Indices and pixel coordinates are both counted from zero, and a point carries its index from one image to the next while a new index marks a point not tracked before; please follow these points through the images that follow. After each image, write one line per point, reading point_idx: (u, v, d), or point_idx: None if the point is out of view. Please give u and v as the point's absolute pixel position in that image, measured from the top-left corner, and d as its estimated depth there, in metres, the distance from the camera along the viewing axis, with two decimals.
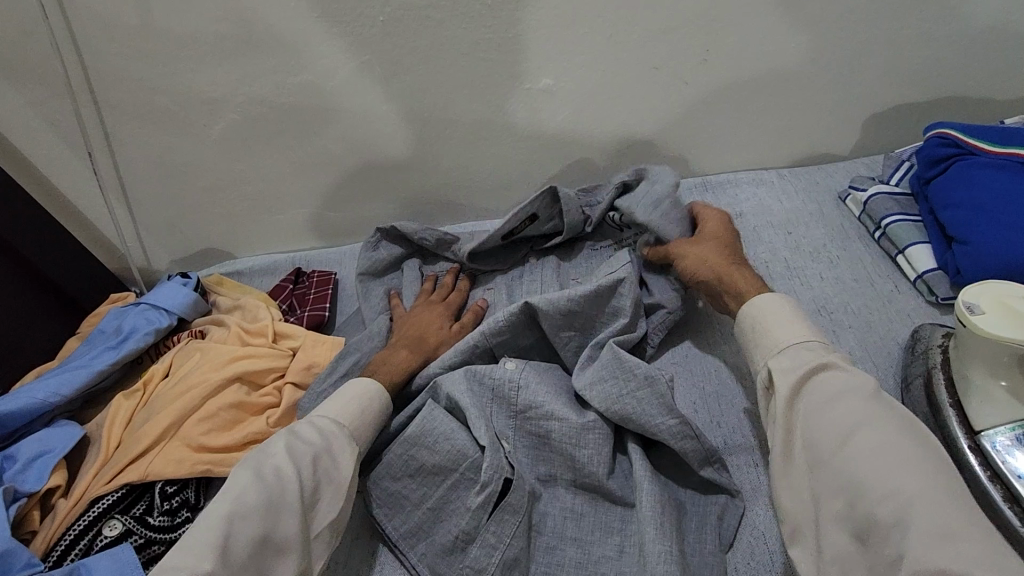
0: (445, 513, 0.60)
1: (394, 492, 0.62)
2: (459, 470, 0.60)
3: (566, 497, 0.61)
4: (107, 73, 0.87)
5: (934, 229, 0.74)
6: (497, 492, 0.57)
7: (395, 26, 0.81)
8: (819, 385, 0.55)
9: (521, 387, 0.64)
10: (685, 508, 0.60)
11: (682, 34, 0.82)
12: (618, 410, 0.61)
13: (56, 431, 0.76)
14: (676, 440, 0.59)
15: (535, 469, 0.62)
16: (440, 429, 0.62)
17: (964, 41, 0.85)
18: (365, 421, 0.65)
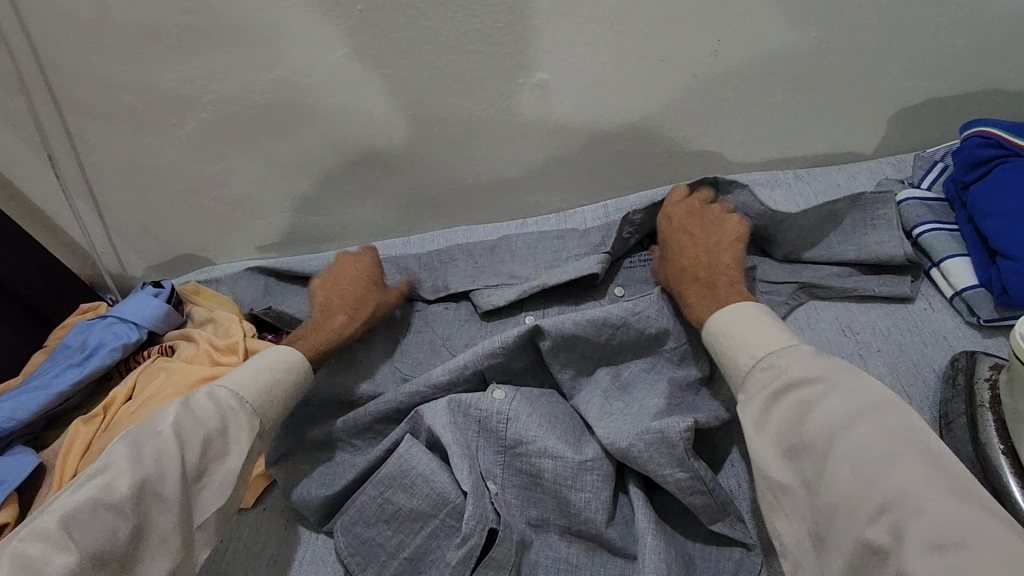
0: (424, 565, 0.53)
1: (368, 540, 0.56)
2: (438, 517, 0.54)
3: (560, 546, 0.55)
4: (63, 68, 0.80)
5: (973, 240, 0.66)
6: (480, 545, 0.51)
7: (375, 15, 0.74)
8: (790, 403, 0.53)
9: (511, 419, 0.57)
10: (694, 564, 0.53)
11: (690, 23, 0.74)
12: (620, 446, 0.54)
13: (7, 460, 0.70)
14: (683, 494, 0.52)
15: (526, 513, 0.56)
16: (418, 470, 0.55)
17: (1002, 28, 0.77)
18: (273, 395, 0.66)
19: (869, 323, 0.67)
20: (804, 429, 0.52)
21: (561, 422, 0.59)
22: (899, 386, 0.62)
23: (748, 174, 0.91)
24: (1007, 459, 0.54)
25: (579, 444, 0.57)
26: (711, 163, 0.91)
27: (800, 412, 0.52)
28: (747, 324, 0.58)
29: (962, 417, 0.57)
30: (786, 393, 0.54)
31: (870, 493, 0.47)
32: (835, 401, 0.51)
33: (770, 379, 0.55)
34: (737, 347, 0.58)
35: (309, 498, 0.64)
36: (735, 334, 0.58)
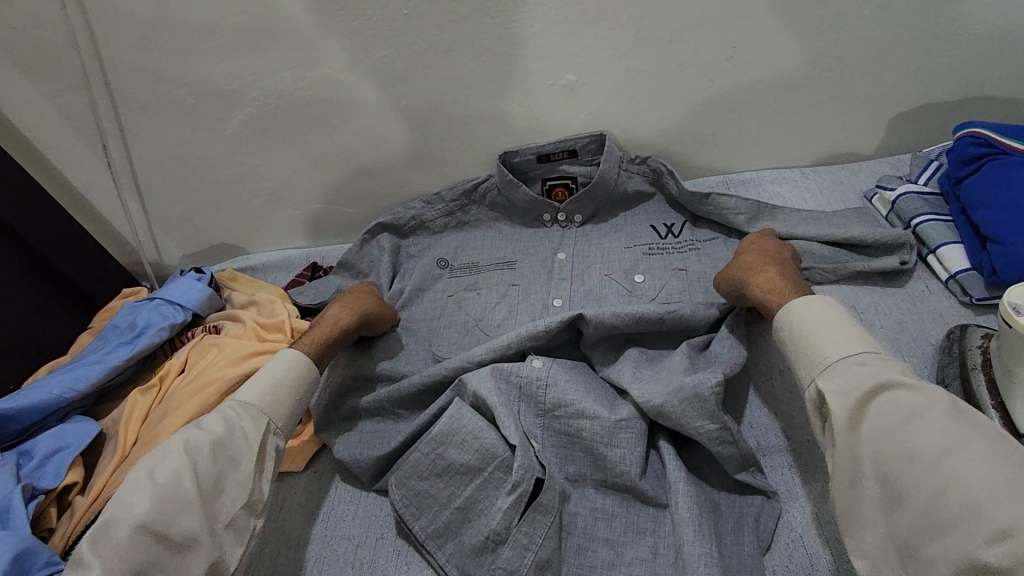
0: (474, 512, 0.60)
1: (422, 492, 0.63)
2: (488, 469, 0.60)
3: (596, 497, 0.61)
4: (122, 64, 0.86)
5: (966, 229, 0.73)
6: (529, 492, 0.58)
7: (418, 19, 0.80)
8: (885, 407, 0.51)
9: (550, 385, 0.63)
10: (720, 510, 0.60)
11: (707, 31, 0.81)
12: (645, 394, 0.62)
13: (71, 427, 0.74)
14: (714, 444, 0.58)
15: (564, 469, 0.62)
16: (467, 429, 0.62)
17: (992, 40, 0.84)
18: (280, 397, 0.69)
19: (872, 304, 0.73)
20: (901, 443, 0.50)
21: (596, 387, 0.65)
22: (900, 359, 0.68)
23: (758, 172, 0.97)
24: (998, 413, 0.58)
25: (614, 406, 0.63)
26: (723, 163, 0.97)
27: (891, 420, 0.51)
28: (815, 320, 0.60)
29: (956, 379, 0.62)
30: (874, 397, 0.53)
31: (977, 515, 0.44)
32: (938, 419, 0.49)
33: (846, 375, 0.55)
34: (815, 344, 0.58)
35: (361, 459, 0.70)
36: (807, 328, 0.59)
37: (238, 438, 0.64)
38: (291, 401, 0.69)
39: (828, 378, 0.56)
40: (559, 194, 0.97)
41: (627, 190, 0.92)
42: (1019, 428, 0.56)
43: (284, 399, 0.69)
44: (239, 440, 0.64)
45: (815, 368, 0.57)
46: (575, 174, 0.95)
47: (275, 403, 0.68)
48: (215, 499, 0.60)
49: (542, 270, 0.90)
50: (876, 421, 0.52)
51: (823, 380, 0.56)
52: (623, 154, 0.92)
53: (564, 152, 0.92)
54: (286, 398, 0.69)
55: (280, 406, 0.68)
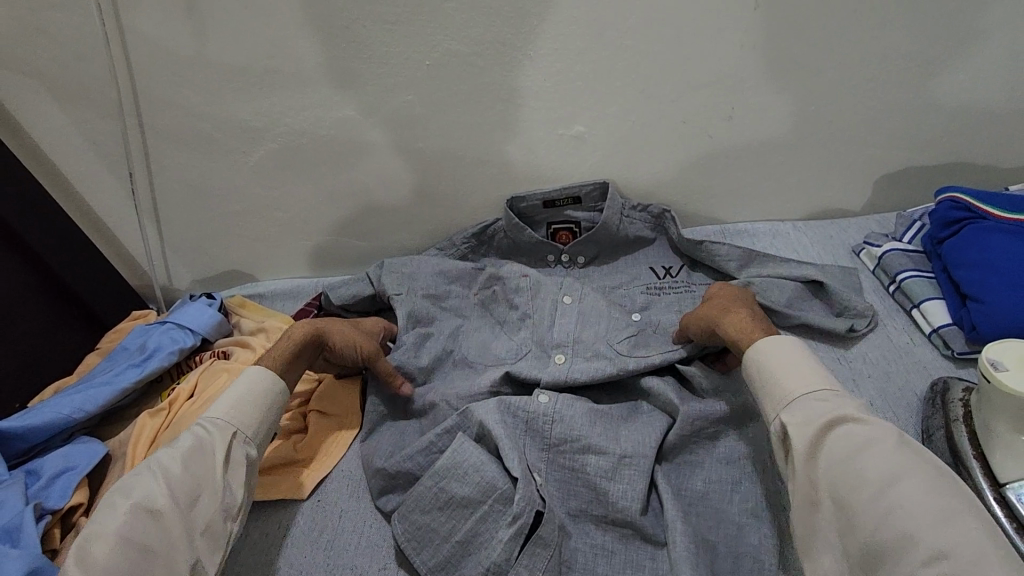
0: (474, 545, 0.62)
1: (422, 526, 0.64)
2: (493, 503, 0.63)
3: (597, 534, 0.64)
4: (154, 98, 0.90)
5: (947, 286, 0.77)
6: (528, 525, 0.61)
7: (439, 69, 0.85)
8: (836, 444, 0.56)
9: (556, 421, 0.68)
10: (716, 550, 0.63)
11: (709, 92, 0.87)
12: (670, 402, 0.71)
13: (78, 447, 0.75)
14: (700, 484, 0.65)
15: (566, 503, 0.65)
16: (469, 461, 0.65)
17: (970, 111, 0.91)
18: (249, 409, 0.69)
19: (860, 354, 0.77)
20: (849, 470, 0.55)
21: (601, 423, 0.68)
22: (887, 408, 0.71)
23: (753, 223, 1.03)
24: (979, 462, 0.61)
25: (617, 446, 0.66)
26: (720, 213, 1.02)
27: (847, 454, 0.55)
28: (774, 355, 0.64)
29: (941, 430, 0.65)
30: (831, 430, 0.57)
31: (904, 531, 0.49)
32: (880, 448, 0.55)
33: (798, 412, 0.60)
34: (778, 381, 0.63)
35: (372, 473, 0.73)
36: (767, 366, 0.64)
37: (204, 451, 0.64)
38: (262, 416, 0.69)
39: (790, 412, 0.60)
40: (564, 237, 1.01)
41: (628, 236, 0.97)
42: (999, 477, 0.59)
43: (251, 412, 0.69)
44: (203, 451, 0.64)
45: (777, 404, 0.62)
46: (580, 220, 0.99)
47: (242, 415, 0.68)
48: (190, 510, 0.61)
49: None
50: (830, 460, 0.56)
51: (786, 414, 0.60)
52: (625, 201, 0.96)
53: (569, 199, 0.97)
54: (255, 410, 0.69)
55: (247, 418, 0.68)
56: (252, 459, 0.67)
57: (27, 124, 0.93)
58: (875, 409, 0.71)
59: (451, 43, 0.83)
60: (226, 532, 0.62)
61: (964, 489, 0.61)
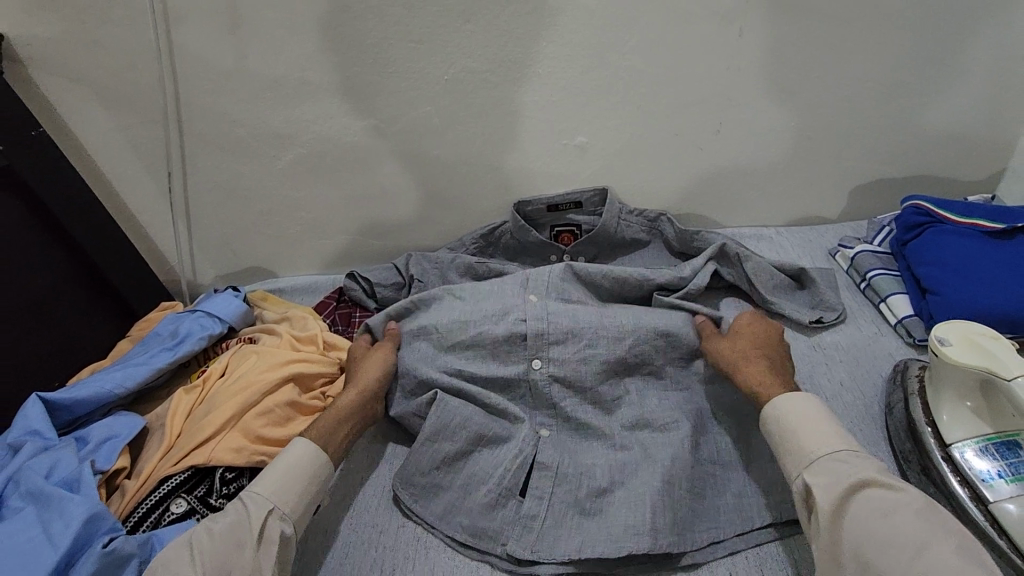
0: (473, 486, 0.75)
1: (427, 485, 0.76)
2: (490, 442, 0.78)
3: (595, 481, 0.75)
4: (195, 105, 0.99)
5: (911, 282, 0.86)
6: (529, 459, 0.76)
7: (457, 84, 0.95)
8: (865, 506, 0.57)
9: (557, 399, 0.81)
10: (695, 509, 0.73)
11: (700, 109, 0.96)
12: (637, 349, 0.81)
13: (120, 418, 0.82)
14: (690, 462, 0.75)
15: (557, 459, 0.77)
16: (449, 422, 0.77)
17: (935, 129, 1.01)
18: (289, 487, 0.67)
19: (833, 342, 0.85)
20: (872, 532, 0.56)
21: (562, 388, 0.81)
22: (856, 388, 0.79)
23: (738, 228, 1.11)
24: (931, 429, 0.68)
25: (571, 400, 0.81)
26: (709, 219, 1.11)
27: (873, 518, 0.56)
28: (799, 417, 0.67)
29: (900, 403, 0.73)
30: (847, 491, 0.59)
31: None
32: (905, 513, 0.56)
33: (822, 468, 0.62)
34: (798, 441, 0.65)
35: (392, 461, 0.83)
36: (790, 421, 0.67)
37: (241, 523, 0.63)
38: (298, 486, 0.68)
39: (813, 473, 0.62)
40: (565, 239, 1.10)
41: (624, 237, 1.05)
42: (946, 438, 0.67)
43: (293, 488, 0.67)
44: (242, 523, 0.63)
45: (801, 465, 0.64)
46: (580, 223, 1.08)
47: (284, 493, 0.66)
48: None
49: None
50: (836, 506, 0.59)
51: (809, 475, 0.63)
52: (623, 206, 1.05)
53: (570, 203, 1.06)
54: (295, 487, 0.67)
55: (288, 495, 0.67)
56: (288, 537, 0.65)
57: (75, 128, 1.01)
58: (845, 389, 0.79)
59: (468, 61, 0.92)
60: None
61: (913, 449, 0.69)
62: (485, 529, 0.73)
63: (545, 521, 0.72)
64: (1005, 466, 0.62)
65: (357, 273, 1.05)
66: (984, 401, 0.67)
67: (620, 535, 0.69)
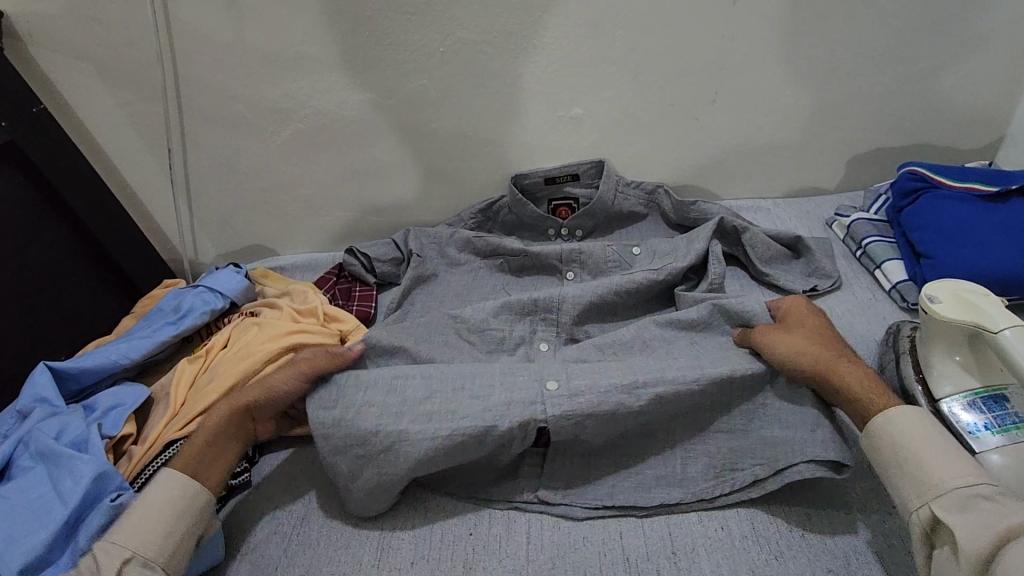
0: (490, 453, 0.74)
1: None
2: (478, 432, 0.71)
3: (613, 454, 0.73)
4: (193, 81, 1.00)
5: (905, 248, 0.87)
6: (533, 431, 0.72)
7: (453, 55, 0.95)
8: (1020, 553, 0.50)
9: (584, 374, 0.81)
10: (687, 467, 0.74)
11: (695, 78, 0.96)
12: (663, 396, 0.70)
13: (125, 388, 0.84)
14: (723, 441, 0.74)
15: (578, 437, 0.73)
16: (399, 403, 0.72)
17: (933, 97, 1.00)
18: (145, 528, 0.60)
19: (829, 309, 0.86)
20: None
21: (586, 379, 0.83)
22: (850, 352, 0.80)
23: (736, 200, 1.12)
24: (920, 386, 0.69)
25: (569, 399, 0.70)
26: (707, 191, 1.11)
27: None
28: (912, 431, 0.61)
29: (892, 362, 0.74)
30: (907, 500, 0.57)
31: None
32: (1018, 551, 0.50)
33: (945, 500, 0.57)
34: (926, 463, 0.59)
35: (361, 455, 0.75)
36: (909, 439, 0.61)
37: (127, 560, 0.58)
38: (165, 523, 0.61)
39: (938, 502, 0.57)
40: (563, 213, 1.10)
41: (622, 210, 1.06)
42: (935, 393, 0.68)
43: (158, 523, 0.61)
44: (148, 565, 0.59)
45: (926, 495, 0.58)
46: (578, 196, 1.08)
47: (149, 530, 0.60)
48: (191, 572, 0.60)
49: (552, 270, 1.01)
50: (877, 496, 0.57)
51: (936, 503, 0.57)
52: (620, 178, 1.05)
53: (568, 176, 1.06)
54: (161, 522, 0.61)
55: (153, 532, 0.60)
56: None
57: (76, 105, 1.02)
58: None
59: (463, 32, 0.92)
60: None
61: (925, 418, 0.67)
62: (508, 487, 0.75)
63: (567, 480, 0.74)
64: (992, 419, 0.64)
65: (355, 248, 1.06)
66: (972, 356, 0.67)
67: (649, 486, 0.72)
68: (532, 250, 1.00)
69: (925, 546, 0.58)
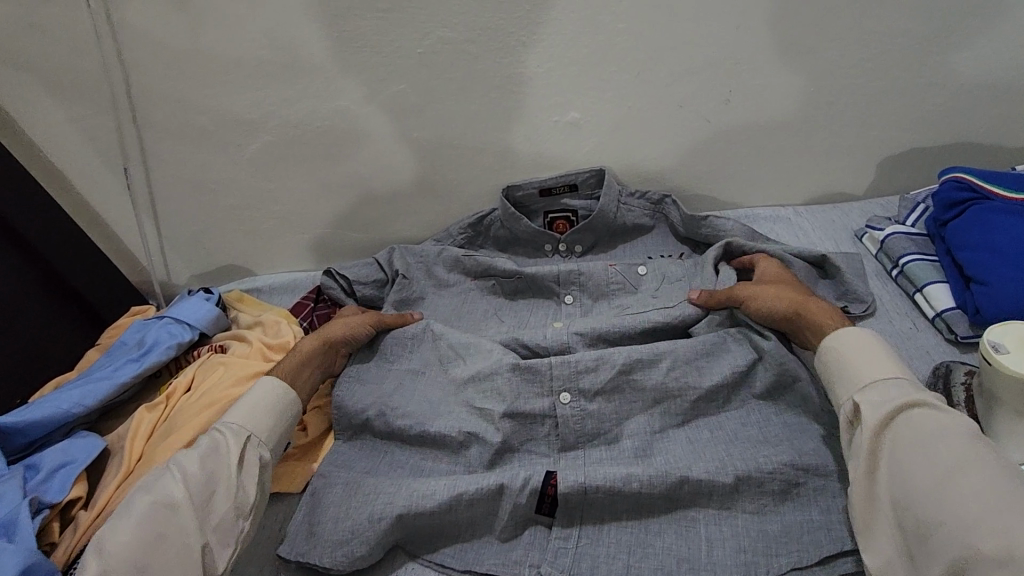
0: (496, 519, 0.64)
1: (416, 534, 0.64)
2: (483, 513, 0.64)
3: (611, 536, 0.64)
4: (150, 94, 0.90)
5: (951, 269, 0.79)
6: (538, 485, 0.64)
7: (432, 57, 0.84)
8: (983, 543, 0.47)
9: (592, 422, 0.72)
10: (698, 525, 0.63)
11: (705, 76, 0.85)
12: (691, 478, 0.63)
13: (77, 441, 0.75)
14: (758, 520, 0.63)
15: (590, 496, 0.63)
16: (419, 484, 0.65)
17: (977, 89, 0.89)
18: (262, 419, 0.70)
19: None
20: None
21: (594, 448, 0.71)
22: None
23: (753, 209, 1.01)
24: None
25: (588, 473, 0.64)
26: (720, 199, 1.00)
27: (916, 437, 0.56)
28: (852, 348, 0.64)
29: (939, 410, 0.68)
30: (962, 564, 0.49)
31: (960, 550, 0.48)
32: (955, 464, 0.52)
33: (893, 472, 0.56)
34: (851, 366, 0.63)
35: (332, 527, 0.64)
36: (849, 346, 0.64)
37: (218, 451, 0.66)
38: (272, 415, 0.71)
39: (865, 394, 0.61)
40: (560, 227, 1.00)
41: (625, 224, 0.95)
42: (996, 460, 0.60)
43: (267, 417, 0.70)
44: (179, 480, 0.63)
45: (852, 387, 0.62)
46: (576, 208, 0.98)
47: (254, 420, 0.69)
48: None
49: (549, 300, 0.91)
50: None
51: (860, 395, 0.61)
52: (623, 189, 0.95)
53: (565, 187, 0.96)
54: (267, 415, 0.70)
55: (260, 422, 0.70)
56: (265, 461, 0.68)
57: (22, 121, 0.93)
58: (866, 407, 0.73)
59: (444, 30, 0.82)
60: (238, 527, 0.64)
61: None
62: (504, 557, 0.63)
63: (579, 539, 0.63)
64: None
65: (333, 270, 0.96)
66: None
67: (671, 567, 0.61)
68: (526, 272, 0.90)
69: (847, 432, 0.62)
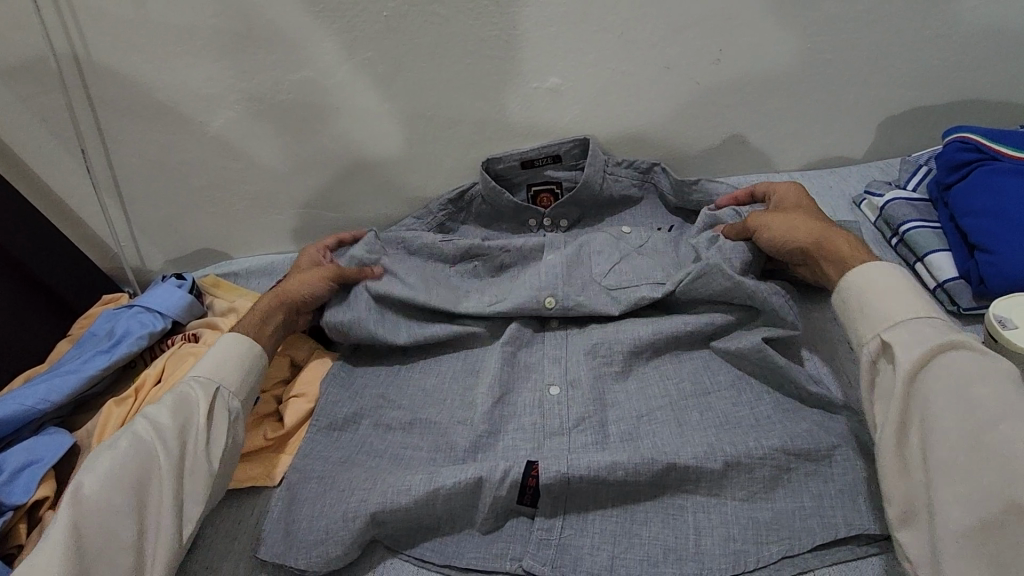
0: (478, 509, 0.62)
1: (396, 531, 0.63)
2: (465, 507, 0.62)
3: (596, 529, 0.62)
4: (100, 70, 0.85)
5: (953, 236, 0.75)
6: (520, 474, 0.62)
7: (399, 20, 0.78)
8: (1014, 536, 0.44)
9: (578, 411, 0.70)
10: (686, 514, 0.62)
11: (694, 33, 0.79)
12: (678, 466, 0.61)
13: (43, 439, 0.73)
14: (748, 506, 0.61)
15: (572, 488, 0.62)
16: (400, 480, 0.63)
17: (985, 41, 0.83)
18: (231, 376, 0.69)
19: None
20: None
21: (581, 433, 0.69)
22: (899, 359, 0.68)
23: (747, 176, 0.96)
24: None
25: (573, 463, 0.62)
26: (712, 167, 0.95)
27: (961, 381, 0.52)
28: (882, 285, 0.62)
29: None
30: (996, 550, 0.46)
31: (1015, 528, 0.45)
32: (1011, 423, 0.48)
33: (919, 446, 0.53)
34: (877, 302, 0.61)
35: (313, 527, 0.63)
36: (878, 281, 0.62)
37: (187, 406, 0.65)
38: (238, 375, 0.70)
39: (895, 331, 0.58)
40: (545, 200, 0.95)
41: (612, 195, 0.91)
42: None
43: (234, 377, 0.70)
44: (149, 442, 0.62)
45: (879, 324, 0.60)
46: (560, 180, 0.92)
47: (222, 379, 0.69)
48: None
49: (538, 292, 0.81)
50: None
51: (889, 332, 0.58)
52: (609, 158, 0.90)
53: (547, 158, 0.90)
54: (235, 375, 0.70)
55: (228, 381, 0.69)
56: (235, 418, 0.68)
57: None
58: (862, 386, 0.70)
59: None
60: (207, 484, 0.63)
61: None
62: (485, 551, 0.62)
63: (563, 530, 0.62)
64: None
65: None
66: None
67: (660, 559, 0.60)
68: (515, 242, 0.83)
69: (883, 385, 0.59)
